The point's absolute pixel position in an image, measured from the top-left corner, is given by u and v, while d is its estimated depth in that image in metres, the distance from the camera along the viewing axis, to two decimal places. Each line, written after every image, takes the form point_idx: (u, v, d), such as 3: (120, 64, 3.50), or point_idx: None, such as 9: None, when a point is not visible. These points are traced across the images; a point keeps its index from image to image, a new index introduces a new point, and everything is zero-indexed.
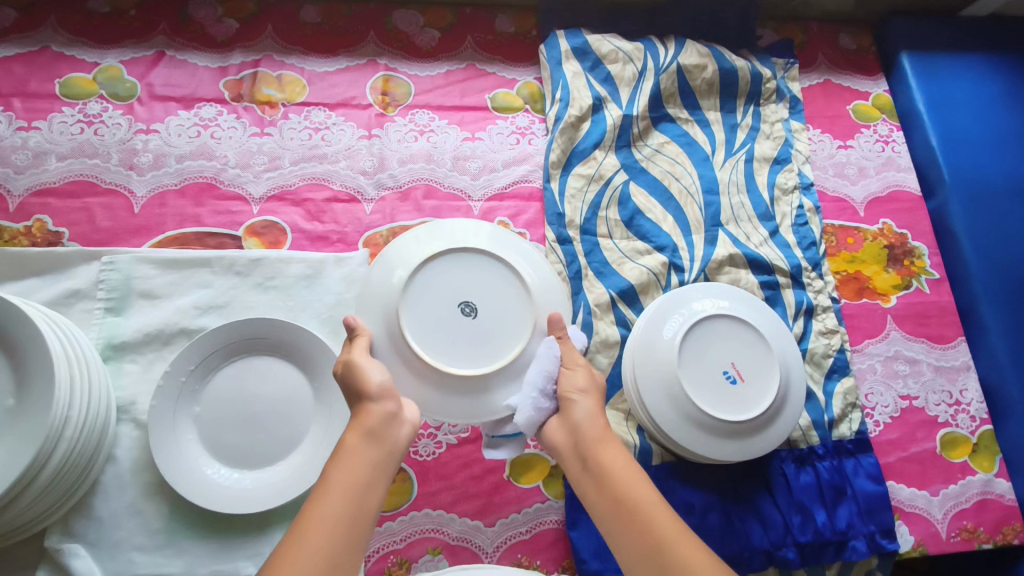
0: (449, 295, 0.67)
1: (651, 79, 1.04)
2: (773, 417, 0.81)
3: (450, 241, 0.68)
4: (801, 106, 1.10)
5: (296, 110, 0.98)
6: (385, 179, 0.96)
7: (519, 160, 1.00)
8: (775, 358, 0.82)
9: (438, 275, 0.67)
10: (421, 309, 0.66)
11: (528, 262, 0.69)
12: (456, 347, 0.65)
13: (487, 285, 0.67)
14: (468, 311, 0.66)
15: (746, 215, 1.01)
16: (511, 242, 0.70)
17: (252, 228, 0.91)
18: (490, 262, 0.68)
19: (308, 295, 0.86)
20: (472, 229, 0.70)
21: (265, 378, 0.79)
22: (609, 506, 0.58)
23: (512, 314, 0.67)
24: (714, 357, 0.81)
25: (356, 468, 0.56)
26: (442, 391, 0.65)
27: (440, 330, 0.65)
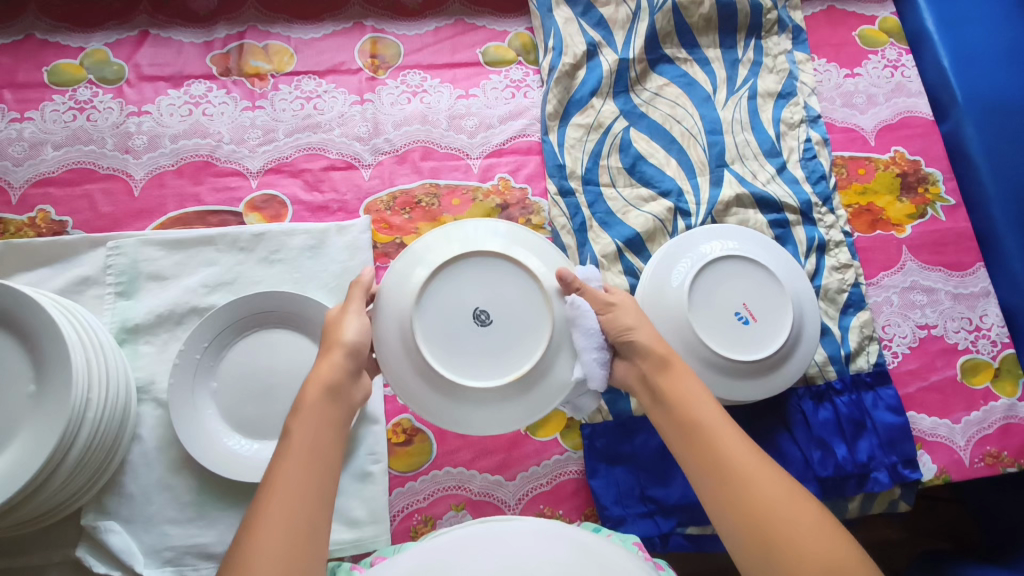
0: (463, 305, 0.65)
1: (646, 19, 1.01)
2: (787, 356, 0.80)
3: (462, 244, 0.66)
4: (804, 36, 1.05)
5: (286, 80, 0.96)
6: (380, 144, 0.95)
7: (515, 115, 0.98)
8: (786, 296, 0.80)
9: (451, 285, 0.65)
10: (436, 320, 0.65)
11: (543, 259, 0.68)
12: (478, 359, 0.65)
13: (499, 288, 0.66)
14: (483, 320, 0.66)
15: (752, 152, 0.98)
16: (521, 238, 0.68)
17: (252, 204, 0.91)
18: (502, 262, 0.66)
19: (313, 266, 0.86)
20: (487, 231, 0.68)
21: (279, 350, 0.80)
22: (676, 427, 0.60)
23: (529, 312, 0.66)
24: (725, 299, 0.80)
25: (319, 420, 0.58)
26: (475, 408, 0.65)
27: (457, 344, 0.65)
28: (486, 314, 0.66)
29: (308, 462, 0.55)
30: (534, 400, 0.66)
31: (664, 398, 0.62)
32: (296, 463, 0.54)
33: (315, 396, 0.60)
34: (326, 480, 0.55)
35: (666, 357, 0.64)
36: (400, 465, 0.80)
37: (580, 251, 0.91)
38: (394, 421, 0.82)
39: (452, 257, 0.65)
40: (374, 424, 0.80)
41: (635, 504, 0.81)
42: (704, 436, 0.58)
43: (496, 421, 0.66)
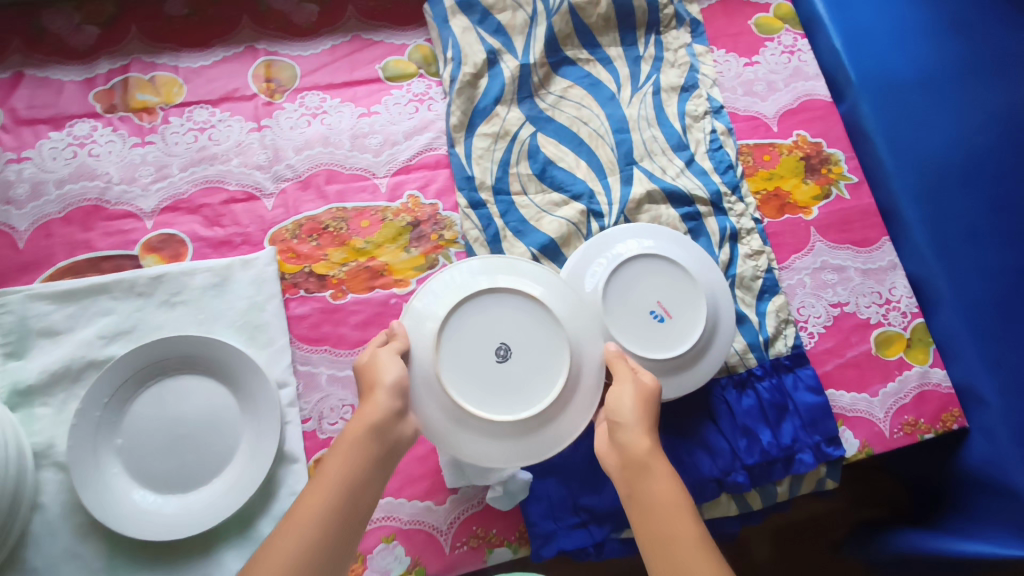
0: (484, 340, 0.71)
1: (543, 23, 0.99)
2: (703, 351, 0.81)
3: (463, 286, 0.72)
4: (702, 28, 1.06)
5: (177, 112, 0.92)
6: (282, 170, 0.91)
7: (420, 129, 0.96)
8: (700, 290, 0.81)
9: (474, 326, 0.71)
10: (462, 359, 0.70)
11: (547, 289, 0.74)
12: (509, 391, 0.70)
13: (519, 323, 0.71)
14: (503, 355, 0.71)
15: (660, 148, 0.99)
16: (544, 277, 0.74)
17: (149, 245, 0.86)
18: (513, 297, 0.72)
19: (219, 305, 0.83)
20: (484, 271, 0.73)
21: (188, 397, 0.79)
22: (635, 495, 0.60)
23: (548, 344, 0.71)
24: (639, 299, 0.81)
25: (351, 459, 0.60)
26: (494, 441, 0.69)
27: (478, 377, 0.70)
28: (506, 349, 0.71)
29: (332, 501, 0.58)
30: (546, 437, 0.70)
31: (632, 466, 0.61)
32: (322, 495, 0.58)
33: (356, 434, 0.62)
34: (354, 519, 0.59)
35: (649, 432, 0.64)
36: None
37: None
38: (315, 458, 0.81)
39: (466, 297, 0.71)
40: (295, 463, 0.79)
41: (568, 515, 0.80)
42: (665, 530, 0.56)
43: (509, 453, 0.70)
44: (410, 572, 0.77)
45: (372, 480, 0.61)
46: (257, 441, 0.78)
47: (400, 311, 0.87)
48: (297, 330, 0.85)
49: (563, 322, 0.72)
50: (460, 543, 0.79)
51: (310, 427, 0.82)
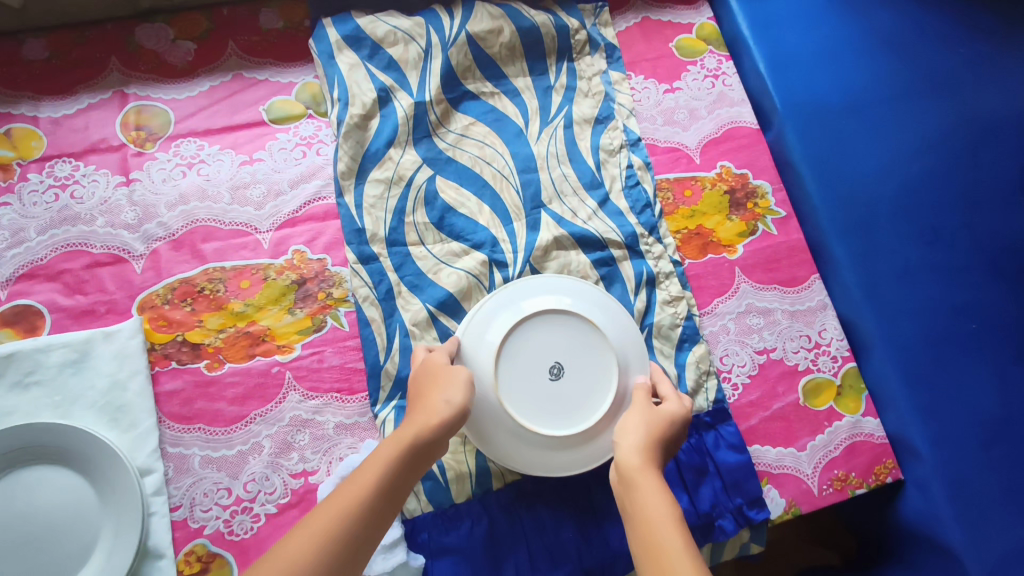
0: (541, 358, 0.76)
1: (439, 55, 0.91)
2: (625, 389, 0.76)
3: (551, 302, 0.78)
4: (618, 53, 0.99)
5: (37, 168, 0.85)
6: (153, 229, 0.84)
7: (308, 176, 0.88)
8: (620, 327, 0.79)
9: (523, 346, 0.76)
10: (511, 376, 0.75)
11: (603, 314, 0.79)
12: (551, 409, 0.74)
13: (570, 344, 0.77)
14: (557, 373, 0.76)
15: (571, 187, 0.92)
16: (594, 299, 0.81)
17: (1, 318, 0.79)
18: (576, 319, 0.78)
19: (77, 384, 0.76)
20: (563, 293, 0.80)
21: (42, 490, 0.71)
22: (635, 512, 0.59)
23: (598, 363, 0.76)
24: (560, 344, 0.77)
25: (394, 465, 0.62)
26: (542, 452, 0.74)
27: (531, 395, 0.74)
28: (558, 368, 0.76)
29: (344, 523, 0.56)
30: (592, 452, 0.74)
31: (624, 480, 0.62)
32: (336, 512, 0.56)
33: (394, 451, 0.63)
34: (383, 519, 0.60)
35: (646, 452, 0.64)
36: None
37: (388, 323, 0.83)
38: (185, 550, 0.73)
39: (530, 315, 0.77)
40: (160, 559, 0.72)
41: None
42: (650, 538, 0.55)
43: (559, 464, 0.74)
44: None
45: (384, 510, 0.60)
46: (118, 536, 0.70)
47: (283, 380, 0.80)
48: (166, 407, 0.77)
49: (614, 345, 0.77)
50: None
51: (181, 516, 0.74)
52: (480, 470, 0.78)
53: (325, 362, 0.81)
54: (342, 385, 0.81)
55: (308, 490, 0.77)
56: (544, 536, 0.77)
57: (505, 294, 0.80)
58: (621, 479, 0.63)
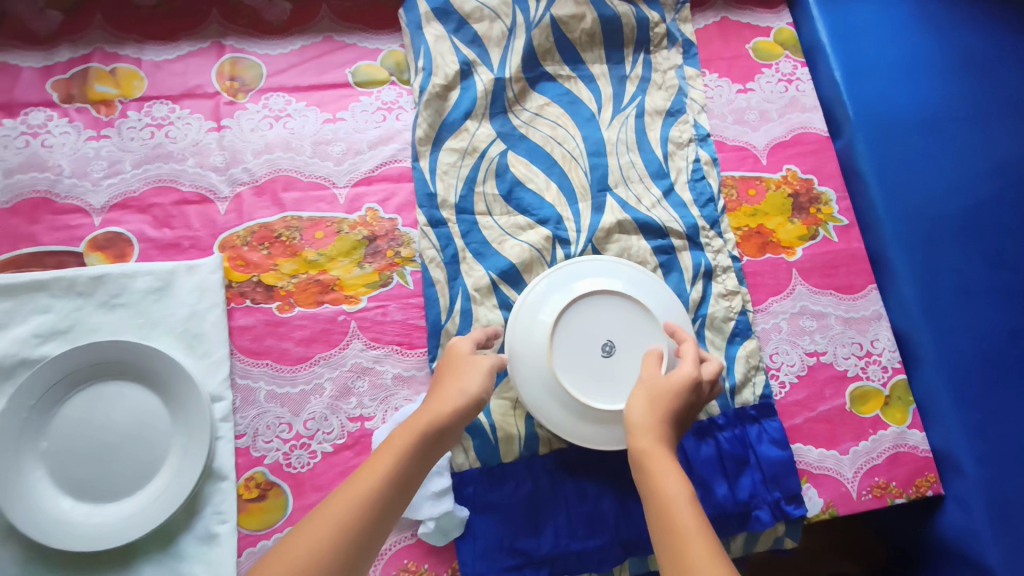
0: (595, 335, 0.77)
1: (523, 35, 0.94)
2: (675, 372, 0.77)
3: (607, 283, 0.79)
4: (695, 49, 1.01)
5: (136, 107, 0.89)
6: (238, 174, 0.88)
7: (386, 139, 0.92)
8: (673, 312, 0.80)
9: (578, 322, 0.77)
10: (565, 349, 0.76)
11: (656, 298, 0.80)
12: (602, 384, 0.75)
13: (623, 324, 0.78)
14: (608, 351, 0.77)
15: (638, 174, 0.94)
16: (649, 283, 0.82)
17: (94, 242, 0.84)
18: (631, 300, 0.79)
19: (159, 309, 0.81)
20: (619, 275, 0.81)
21: (121, 403, 0.77)
22: (649, 490, 0.60)
23: (650, 345, 0.77)
24: (615, 323, 0.78)
25: (407, 454, 0.62)
26: (590, 425, 0.75)
27: (582, 370, 0.76)
28: (611, 346, 0.77)
29: (353, 514, 0.56)
30: None
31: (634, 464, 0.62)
32: (351, 499, 0.57)
33: (409, 439, 0.62)
34: (394, 509, 0.60)
35: (657, 428, 0.64)
36: (250, 523, 0.76)
37: (451, 285, 0.86)
38: (246, 476, 0.77)
39: (587, 293, 0.78)
40: (223, 481, 0.76)
41: (503, 557, 0.76)
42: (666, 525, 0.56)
43: (606, 438, 0.75)
44: None
45: (399, 500, 0.60)
46: (185, 453, 0.75)
47: (348, 329, 0.84)
48: (238, 341, 0.82)
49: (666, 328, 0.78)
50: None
51: (244, 444, 0.78)
52: (528, 435, 0.80)
53: (388, 316, 0.85)
54: (403, 339, 0.84)
55: (363, 434, 0.80)
56: (584, 505, 0.79)
57: (563, 272, 0.81)
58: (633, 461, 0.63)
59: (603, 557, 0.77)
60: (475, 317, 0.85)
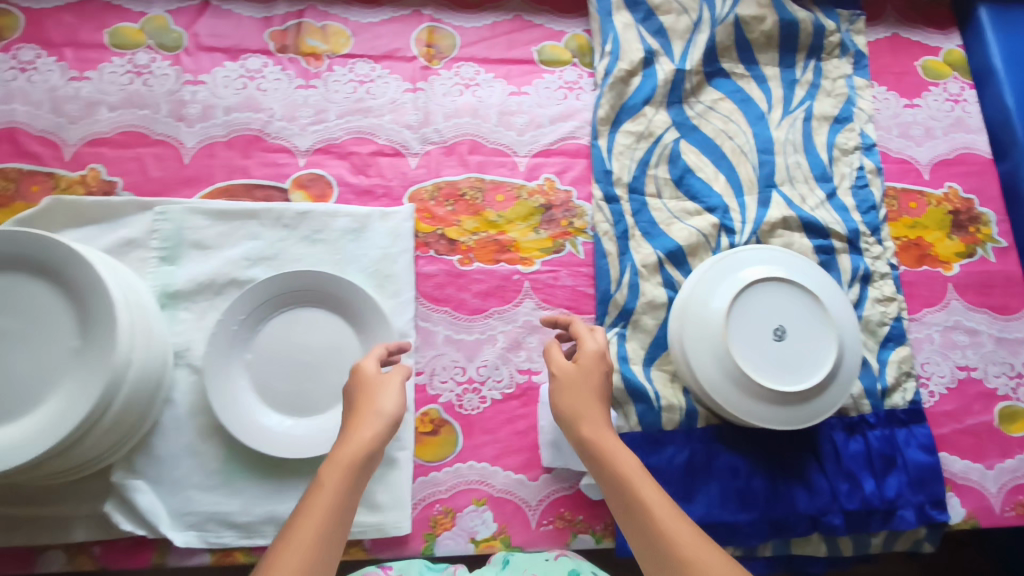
0: (768, 319, 0.80)
1: (707, 31, 0.98)
2: (841, 364, 0.80)
3: (780, 271, 0.82)
4: (866, 61, 1.03)
5: (341, 62, 0.96)
6: (429, 133, 0.94)
7: (565, 116, 0.97)
8: (841, 306, 0.82)
9: (752, 305, 0.80)
10: (739, 329, 0.79)
11: (826, 290, 0.83)
12: (773, 367, 0.79)
13: (795, 311, 0.81)
14: (781, 336, 0.80)
15: (803, 175, 0.97)
16: (818, 276, 0.84)
17: (298, 181, 0.91)
18: (803, 290, 0.81)
19: (354, 249, 0.87)
20: (790, 265, 0.84)
21: (316, 329, 0.83)
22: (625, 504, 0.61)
23: (820, 334, 0.80)
24: (786, 310, 0.81)
25: (337, 484, 0.59)
26: (759, 404, 0.78)
27: (755, 351, 0.79)
28: (782, 331, 0.80)
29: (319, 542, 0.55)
30: (804, 413, 0.79)
31: (597, 457, 0.64)
32: (314, 526, 0.55)
33: (338, 468, 0.60)
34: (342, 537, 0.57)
35: (584, 413, 0.67)
36: (424, 455, 0.82)
37: (620, 259, 0.90)
38: (422, 411, 0.84)
39: (763, 278, 0.81)
40: (403, 412, 0.82)
41: None
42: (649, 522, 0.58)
43: (773, 418, 0.78)
44: (496, 538, 0.80)
45: (344, 526, 0.58)
46: None
47: (521, 288, 0.89)
48: (422, 287, 0.88)
49: (836, 321, 0.81)
50: (546, 522, 0.81)
51: (421, 381, 0.84)
52: (688, 408, 0.84)
53: (559, 281, 0.90)
54: (571, 305, 0.89)
55: (531, 386, 0.86)
56: (736, 480, 0.82)
57: (742, 255, 0.84)
58: (590, 453, 0.65)
59: (750, 532, 0.81)
60: (641, 292, 0.89)
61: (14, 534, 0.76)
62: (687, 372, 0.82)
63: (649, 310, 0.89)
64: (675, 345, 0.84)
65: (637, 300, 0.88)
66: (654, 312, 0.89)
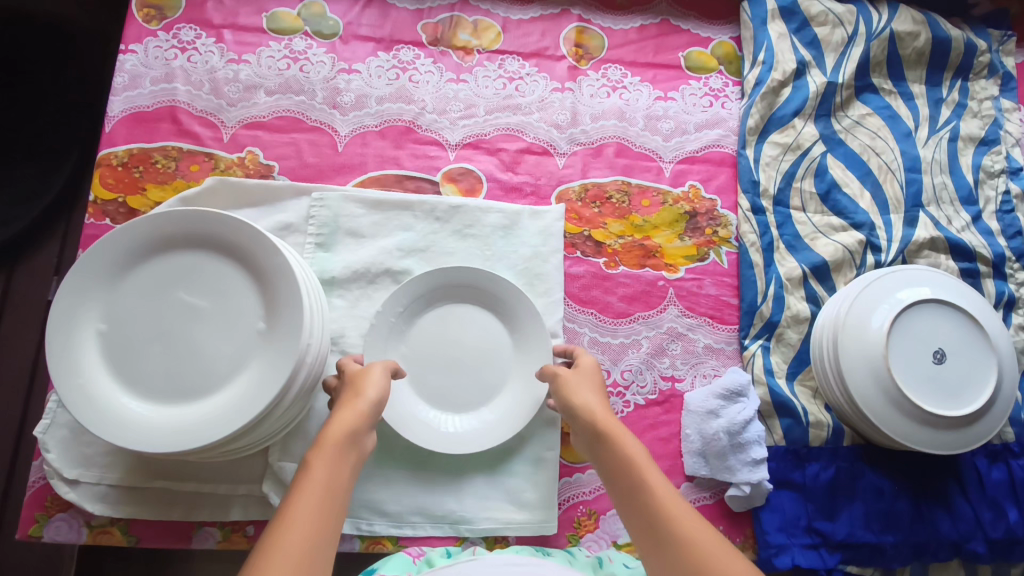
0: (928, 341, 0.79)
1: (861, 45, 0.98)
2: (999, 392, 0.79)
3: (940, 293, 0.81)
4: (1014, 83, 1.02)
5: (491, 58, 0.97)
6: (577, 134, 0.95)
7: (711, 124, 0.97)
8: (999, 334, 0.81)
9: (912, 326, 0.80)
10: (900, 350, 0.79)
11: (985, 316, 0.82)
12: (932, 390, 0.78)
13: (954, 335, 0.80)
14: (940, 359, 0.79)
15: (948, 196, 0.96)
16: (977, 300, 0.83)
17: (449, 174, 0.92)
18: (962, 314, 0.81)
19: (504, 245, 0.87)
20: (949, 287, 0.83)
21: (470, 327, 0.83)
22: (633, 497, 0.60)
23: (979, 360, 0.80)
24: (945, 334, 0.80)
25: (332, 460, 0.59)
26: (919, 427, 0.78)
27: (914, 373, 0.78)
28: (941, 355, 0.79)
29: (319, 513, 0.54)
30: (961, 439, 0.78)
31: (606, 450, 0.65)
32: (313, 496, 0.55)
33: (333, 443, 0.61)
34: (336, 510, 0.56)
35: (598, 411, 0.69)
36: (569, 455, 0.83)
37: (766, 271, 0.89)
38: None
39: (926, 300, 0.80)
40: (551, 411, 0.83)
41: (800, 535, 0.80)
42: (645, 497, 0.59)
43: (931, 441, 0.78)
44: None
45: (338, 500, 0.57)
46: (529, 381, 0.81)
47: (666, 294, 0.89)
48: (569, 288, 0.88)
49: (995, 347, 0.80)
50: None
51: None
52: (835, 425, 0.84)
53: (703, 289, 0.90)
54: (715, 314, 0.89)
55: (673, 393, 0.85)
56: (881, 501, 0.82)
57: (901, 275, 0.83)
58: (599, 445, 0.66)
59: (893, 555, 0.80)
60: (786, 305, 0.88)
61: (173, 508, 0.75)
62: (838, 388, 0.82)
63: (793, 324, 0.88)
64: (826, 361, 0.83)
65: (782, 313, 0.88)
66: (798, 326, 0.88)
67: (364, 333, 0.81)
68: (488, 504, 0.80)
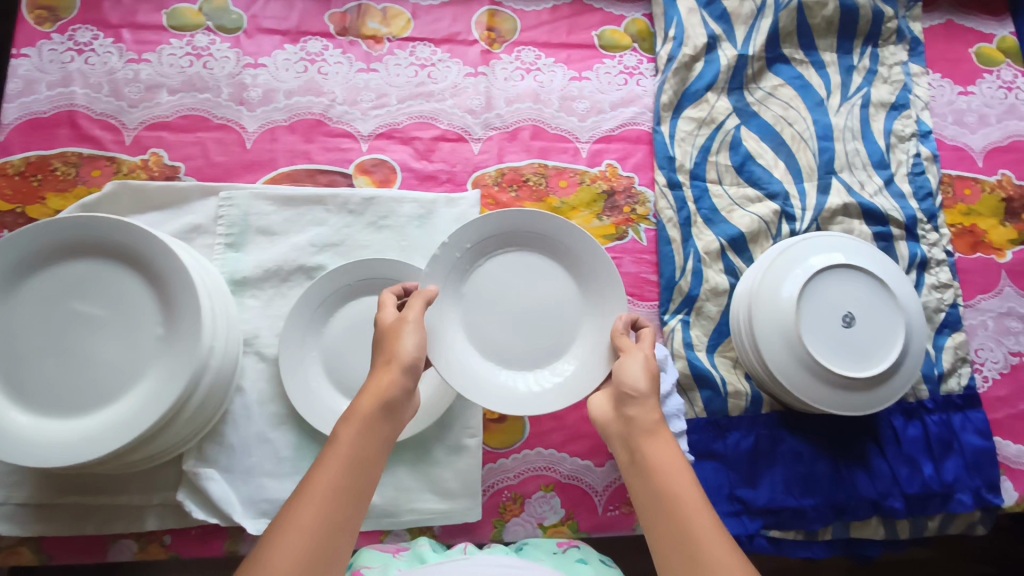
0: (836, 305, 0.81)
1: (770, 16, 0.99)
2: (906, 352, 0.81)
3: (847, 257, 0.83)
4: (923, 47, 1.03)
5: (402, 45, 0.95)
6: (492, 119, 0.94)
7: (627, 102, 0.97)
8: (905, 294, 0.83)
9: (822, 291, 0.81)
10: (810, 316, 0.80)
11: (892, 278, 0.84)
12: (842, 353, 0.80)
13: (862, 298, 0.82)
14: (849, 322, 0.81)
15: (861, 162, 0.97)
16: (884, 262, 0.85)
17: (362, 166, 0.90)
18: (869, 277, 0.82)
19: (420, 235, 0.87)
20: (857, 251, 0.84)
21: (541, 279, 0.75)
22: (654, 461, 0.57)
23: (886, 321, 0.81)
24: (853, 297, 0.81)
25: (356, 442, 0.56)
26: (830, 390, 0.79)
27: (824, 338, 0.80)
28: (850, 318, 0.81)
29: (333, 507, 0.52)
30: (871, 399, 0.80)
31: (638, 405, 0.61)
32: (326, 488, 0.53)
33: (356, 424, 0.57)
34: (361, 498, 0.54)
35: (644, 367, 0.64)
36: (494, 441, 0.83)
37: (684, 246, 0.90)
38: None
39: (834, 265, 0.81)
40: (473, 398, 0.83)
41: (723, 503, 0.82)
42: (658, 470, 0.56)
43: (841, 403, 0.80)
44: (564, 524, 0.81)
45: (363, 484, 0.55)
46: (602, 336, 0.73)
47: None
48: None
49: (902, 308, 0.82)
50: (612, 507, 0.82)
51: None
52: (753, 394, 0.86)
53: (623, 267, 0.90)
54: (635, 291, 0.90)
55: None
56: (800, 465, 0.84)
57: (809, 242, 0.84)
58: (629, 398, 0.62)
59: (814, 516, 0.82)
60: (704, 278, 0.89)
61: (85, 523, 0.74)
62: (753, 358, 0.83)
63: (711, 297, 0.89)
64: (741, 332, 0.84)
65: (701, 287, 0.89)
66: (717, 298, 0.89)
67: (280, 329, 0.80)
68: (413, 496, 0.79)
